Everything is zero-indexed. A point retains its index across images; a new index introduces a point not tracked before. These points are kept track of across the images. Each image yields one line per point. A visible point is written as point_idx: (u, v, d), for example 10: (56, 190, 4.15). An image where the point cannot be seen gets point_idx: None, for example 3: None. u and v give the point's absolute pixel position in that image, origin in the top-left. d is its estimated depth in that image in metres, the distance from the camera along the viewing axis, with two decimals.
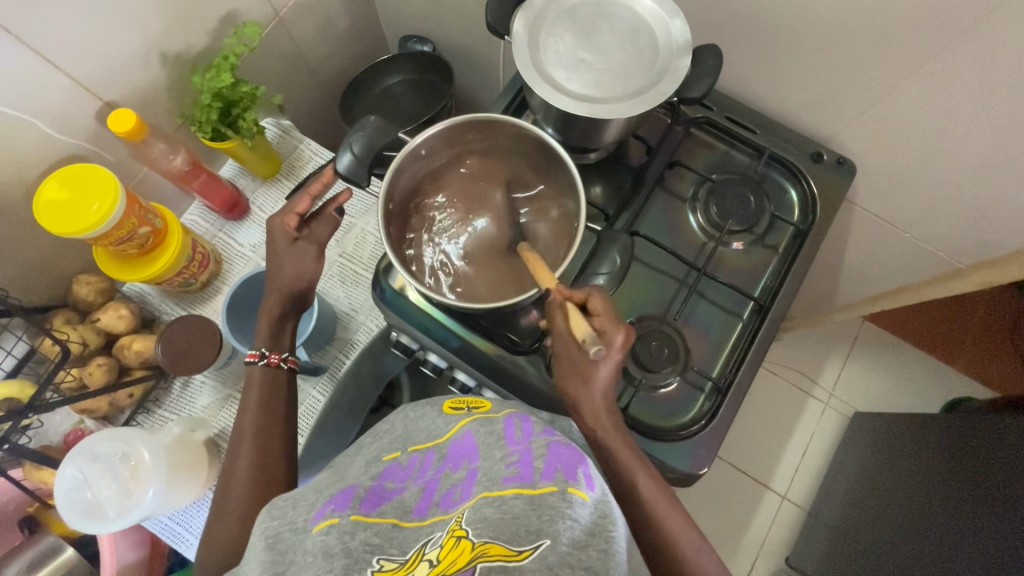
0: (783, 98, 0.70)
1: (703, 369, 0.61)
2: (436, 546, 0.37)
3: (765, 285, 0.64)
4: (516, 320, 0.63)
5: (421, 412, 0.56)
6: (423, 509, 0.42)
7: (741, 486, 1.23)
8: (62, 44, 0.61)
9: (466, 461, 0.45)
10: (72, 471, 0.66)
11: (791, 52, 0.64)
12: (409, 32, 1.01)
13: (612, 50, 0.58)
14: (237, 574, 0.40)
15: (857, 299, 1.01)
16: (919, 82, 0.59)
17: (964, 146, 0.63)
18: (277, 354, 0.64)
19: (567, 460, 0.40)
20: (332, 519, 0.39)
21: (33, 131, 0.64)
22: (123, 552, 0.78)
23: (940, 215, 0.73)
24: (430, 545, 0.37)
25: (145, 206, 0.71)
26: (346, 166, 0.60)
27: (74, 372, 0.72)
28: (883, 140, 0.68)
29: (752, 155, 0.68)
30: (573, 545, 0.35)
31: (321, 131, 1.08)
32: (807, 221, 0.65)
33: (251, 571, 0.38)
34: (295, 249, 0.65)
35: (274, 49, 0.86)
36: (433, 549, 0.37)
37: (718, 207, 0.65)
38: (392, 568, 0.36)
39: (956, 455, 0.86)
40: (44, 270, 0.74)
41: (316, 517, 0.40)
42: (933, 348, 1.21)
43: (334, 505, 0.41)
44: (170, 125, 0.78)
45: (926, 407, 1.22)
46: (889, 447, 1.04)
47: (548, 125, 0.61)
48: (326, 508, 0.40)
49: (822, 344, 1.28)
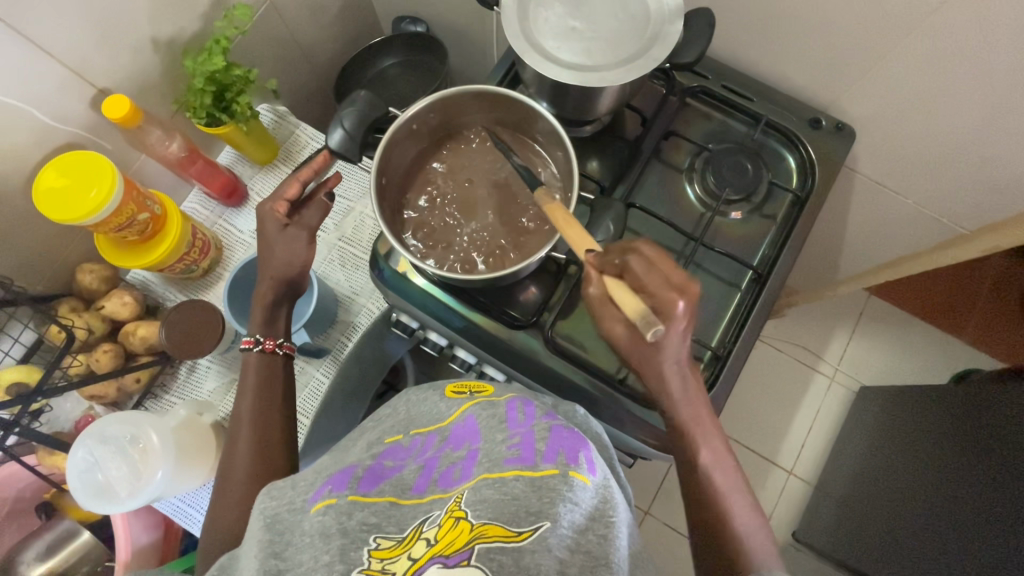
0: (778, 64, 0.69)
1: (703, 339, 0.61)
2: (434, 525, 0.38)
3: (764, 253, 0.64)
4: (515, 296, 0.63)
5: (424, 396, 0.56)
6: (422, 486, 0.43)
7: (746, 463, 1.23)
8: (52, 30, 0.62)
9: (468, 442, 0.46)
10: (82, 454, 0.68)
11: (784, 16, 0.63)
12: (401, 13, 1.00)
13: (602, 18, 0.57)
14: (236, 560, 0.40)
15: (862, 269, 1.00)
16: (917, 42, 0.58)
17: (961, 106, 0.62)
18: (271, 340, 0.64)
19: (568, 444, 0.40)
20: (330, 500, 0.40)
21: (30, 120, 0.65)
22: (138, 533, 0.80)
23: (940, 180, 0.72)
24: (428, 523, 0.39)
25: (143, 192, 0.71)
26: (337, 143, 0.58)
27: (81, 358, 0.73)
28: (881, 104, 0.67)
29: (749, 123, 0.67)
30: (573, 529, 0.35)
31: (317, 115, 1.09)
32: (805, 188, 0.64)
33: (250, 551, 0.39)
34: (285, 236, 0.64)
35: (266, 33, 0.85)
36: (431, 528, 0.38)
37: (715, 176, 0.64)
38: (389, 545, 0.37)
39: (963, 428, 0.86)
40: (48, 259, 0.75)
41: (314, 498, 0.41)
42: (937, 320, 1.20)
43: (332, 486, 0.42)
44: (166, 111, 0.78)
45: (932, 378, 1.21)
46: (897, 421, 1.03)
47: (541, 98, 0.61)
48: (324, 489, 0.42)
49: (827, 317, 1.27)
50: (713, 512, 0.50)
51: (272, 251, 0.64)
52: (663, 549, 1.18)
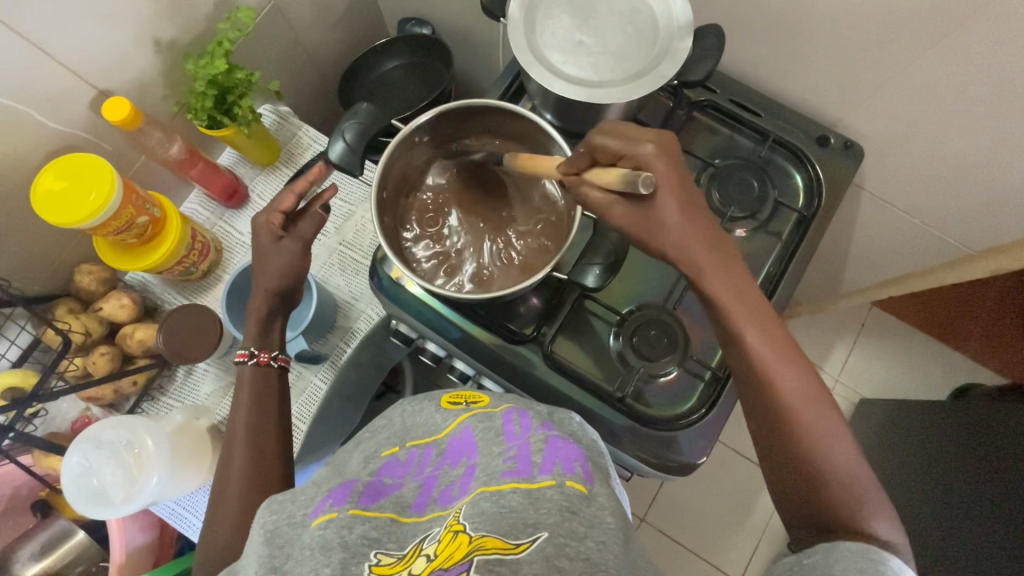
0: (788, 80, 0.68)
1: (702, 358, 0.61)
2: (434, 541, 0.38)
3: (768, 272, 0.62)
4: (516, 309, 0.63)
5: (417, 408, 0.55)
6: (422, 504, 0.43)
7: (743, 472, 1.22)
8: (53, 31, 0.61)
9: (464, 457, 0.46)
10: (77, 458, 0.67)
11: (795, 34, 0.62)
12: (407, 15, 0.99)
13: (610, 32, 0.56)
14: (236, 572, 0.39)
15: (866, 283, 0.99)
16: (932, 64, 0.57)
17: (972, 129, 0.61)
18: (266, 353, 0.64)
19: (564, 456, 0.43)
20: (330, 514, 0.39)
21: (29, 122, 0.64)
22: (132, 535, 0.80)
23: (947, 198, 0.71)
24: (428, 540, 0.38)
25: (142, 195, 0.71)
26: (339, 154, 0.57)
27: (78, 361, 0.73)
28: (892, 122, 0.65)
29: (757, 139, 0.66)
30: (571, 536, 0.36)
31: (320, 116, 1.07)
32: (811, 208, 0.63)
33: (248, 566, 0.38)
34: (279, 248, 0.64)
35: (270, 33, 0.84)
36: (430, 545, 0.38)
37: (720, 193, 0.63)
38: (390, 562, 0.37)
39: (962, 445, 0.85)
40: (46, 260, 0.75)
41: (314, 512, 0.40)
42: (938, 334, 1.19)
43: (333, 500, 0.41)
44: (167, 113, 0.77)
45: (931, 392, 1.21)
46: (893, 436, 1.03)
47: (546, 111, 0.60)
48: (325, 503, 0.40)
49: (828, 329, 1.26)
50: (778, 414, 0.45)
51: (272, 258, 0.64)
52: (657, 557, 1.18)
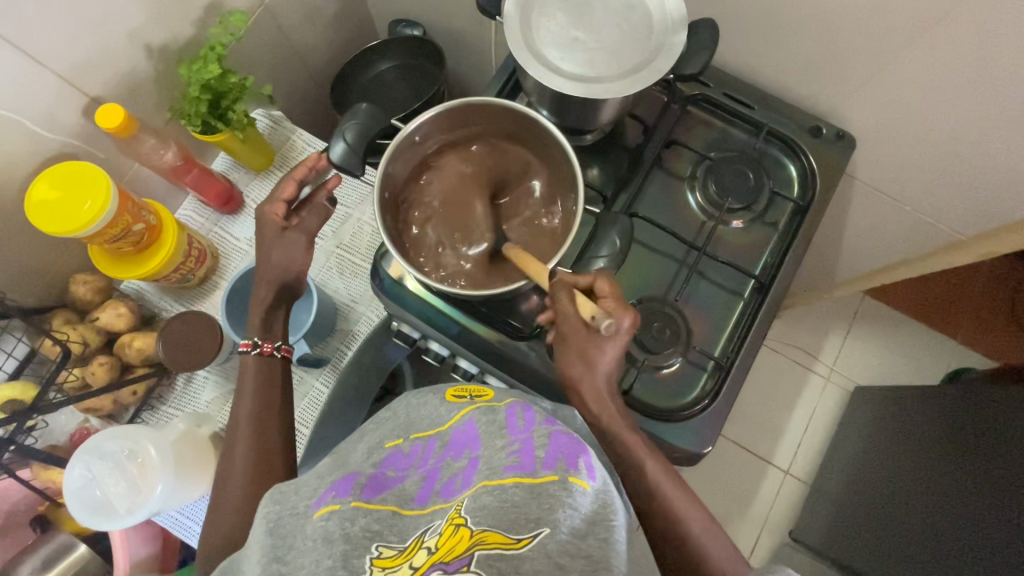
0: (779, 73, 0.69)
1: (705, 349, 0.61)
2: (436, 534, 0.38)
3: (766, 262, 0.64)
4: (516, 305, 0.62)
5: (425, 400, 0.54)
6: (424, 496, 0.43)
7: (743, 462, 1.24)
8: (44, 38, 0.60)
9: (468, 449, 0.45)
10: (80, 470, 0.67)
11: (786, 26, 0.63)
12: (397, 17, 0.99)
13: (605, 28, 0.57)
14: (238, 562, 0.40)
15: (856, 273, 1.01)
16: (920, 52, 0.58)
17: (962, 116, 0.62)
18: (270, 344, 0.63)
19: (568, 449, 0.40)
20: (333, 506, 0.40)
21: (21, 130, 0.64)
22: (134, 547, 0.79)
23: (938, 186, 0.73)
24: (430, 532, 0.38)
25: (138, 202, 0.70)
26: (339, 155, 0.58)
27: (76, 372, 0.73)
28: (882, 111, 0.67)
29: (750, 131, 0.67)
30: (573, 533, 0.35)
31: (313, 120, 1.07)
32: (806, 198, 0.64)
33: (253, 557, 0.39)
34: (284, 241, 0.64)
35: (261, 37, 0.84)
36: (432, 537, 0.38)
37: (717, 185, 0.64)
38: (391, 555, 0.37)
39: (957, 428, 0.87)
40: (41, 271, 0.74)
41: (316, 503, 0.40)
42: (930, 320, 1.21)
43: (335, 492, 0.41)
44: (160, 118, 0.77)
45: (924, 378, 1.23)
46: (890, 424, 1.04)
47: (543, 107, 0.60)
48: (327, 494, 0.41)
49: (822, 318, 1.28)
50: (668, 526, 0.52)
51: (272, 260, 0.64)
52: None
